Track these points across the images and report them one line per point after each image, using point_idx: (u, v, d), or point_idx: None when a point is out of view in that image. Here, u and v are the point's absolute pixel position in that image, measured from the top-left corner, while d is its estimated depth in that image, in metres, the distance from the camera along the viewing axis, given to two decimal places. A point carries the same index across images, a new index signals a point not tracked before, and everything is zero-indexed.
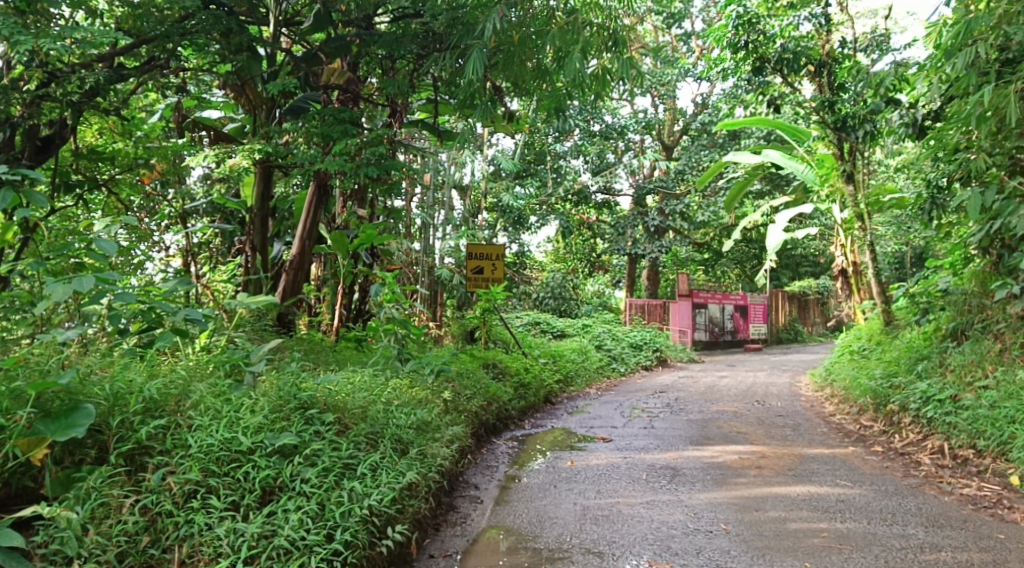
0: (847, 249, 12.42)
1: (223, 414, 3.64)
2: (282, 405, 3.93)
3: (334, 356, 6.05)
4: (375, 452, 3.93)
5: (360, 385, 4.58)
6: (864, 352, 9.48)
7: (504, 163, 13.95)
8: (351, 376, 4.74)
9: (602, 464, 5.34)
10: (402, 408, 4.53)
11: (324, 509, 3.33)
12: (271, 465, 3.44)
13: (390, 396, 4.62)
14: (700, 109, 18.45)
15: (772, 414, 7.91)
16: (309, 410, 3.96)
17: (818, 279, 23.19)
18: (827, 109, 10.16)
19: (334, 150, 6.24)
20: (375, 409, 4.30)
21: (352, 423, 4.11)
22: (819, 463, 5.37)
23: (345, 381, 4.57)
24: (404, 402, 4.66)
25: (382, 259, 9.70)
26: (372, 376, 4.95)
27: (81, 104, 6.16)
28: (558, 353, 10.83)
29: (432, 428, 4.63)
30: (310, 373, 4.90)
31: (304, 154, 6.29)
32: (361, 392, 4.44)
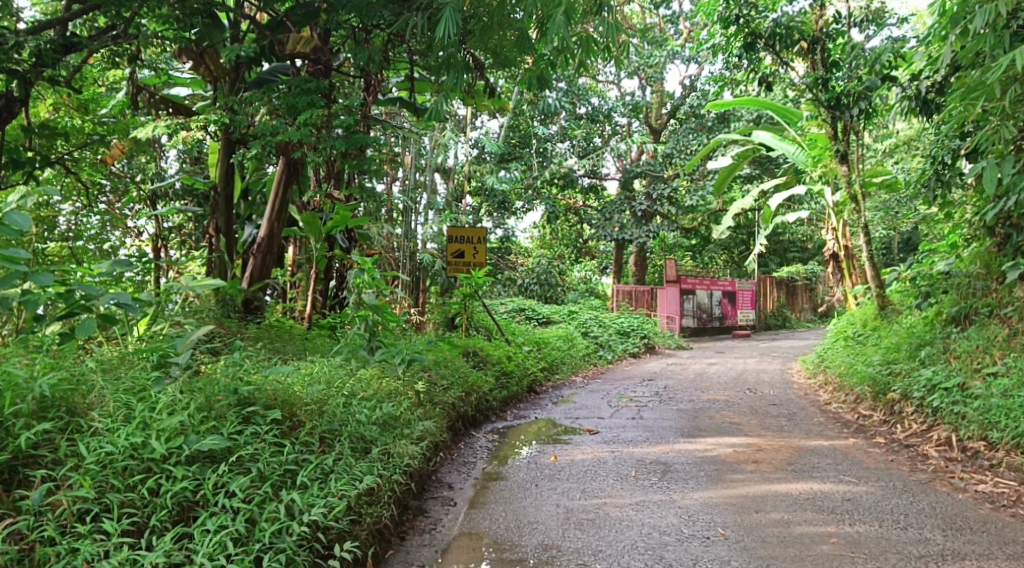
0: (840, 232, 12.10)
1: (136, 416, 3.26)
2: (216, 402, 3.54)
3: (300, 345, 5.65)
4: (328, 455, 3.55)
5: (317, 377, 4.20)
6: (859, 338, 9.16)
7: (488, 145, 13.56)
8: (310, 367, 4.35)
9: (588, 460, 4.97)
10: (366, 401, 4.15)
11: (252, 529, 2.96)
12: (190, 476, 3.07)
13: (352, 387, 4.24)
14: (689, 91, 18.09)
15: (766, 403, 7.58)
16: (249, 407, 3.57)
17: (806, 265, 22.95)
18: (820, 87, 9.76)
19: (299, 121, 5.74)
20: (333, 403, 3.91)
21: (304, 421, 3.73)
22: (819, 456, 5.02)
23: (298, 373, 4.18)
24: (368, 394, 4.28)
25: (361, 243, 9.25)
26: (335, 365, 4.56)
27: (26, 74, 5.63)
28: (543, 340, 10.45)
29: (400, 424, 4.25)
30: (262, 363, 4.50)
31: (264, 125, 5.81)
32: (318, 384, 4.05)
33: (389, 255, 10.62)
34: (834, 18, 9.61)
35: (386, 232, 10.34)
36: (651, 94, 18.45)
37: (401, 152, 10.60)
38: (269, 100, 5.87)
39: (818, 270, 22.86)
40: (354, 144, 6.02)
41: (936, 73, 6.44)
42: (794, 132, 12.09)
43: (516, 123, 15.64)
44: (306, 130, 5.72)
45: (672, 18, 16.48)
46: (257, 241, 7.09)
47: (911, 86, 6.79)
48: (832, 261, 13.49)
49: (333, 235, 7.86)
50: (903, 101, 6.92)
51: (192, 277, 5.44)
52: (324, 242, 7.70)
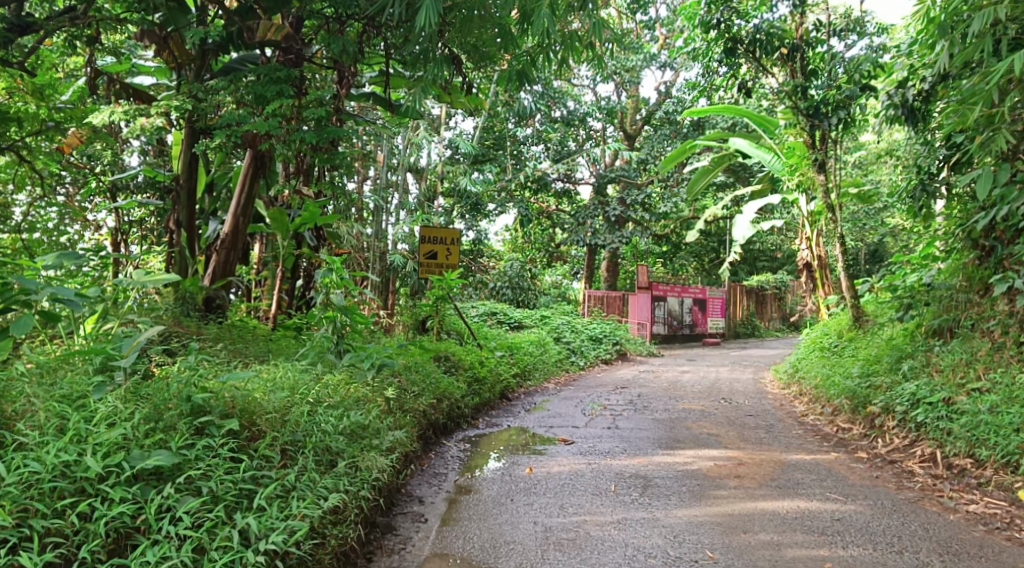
0: (813, 242, 12.08)
1: (70, 428, 3.01)
2: (165, 410, 3.26)
3: (263, 348, 5.36)
4: (290, 470, 3.29)
5: (280, 383, 3.92)
6: (835, 349, 9.08)
7: (463, 145, 13.32)
8: (272, 372, 4.07)
9: (564, 472, 4.76)
10: (332, 410, 3.89)
11: (199, 560, 2.74)
12: (130, 500, 2.82)
13: (318, 393, 3.98)
14: (664, 97, 18.02)
15: (742, 413, 7.44)
16: (203, 417, 3.29)
17: (775, 274, 23.04)
18: (799, 95, 9.63)
19: (267, 111, 5.47)
20: (297, 412, 3.64)
21: (265, 431, 3.46)
22: (803, 471, 4.87)
23: (259, 378, 3.90)
24: (335, 401, 4.02)
25: (331, 243, 8.94)
26: (300, 370, 4.29)
27: None
28: (515, 345, 10.22)
29: (369, 434, 3.99)
30: (220, 367, 4.21)
31: (230, 115, 5.50)
32: (280, 391, 3.78)
33: (359, 254, 10.32)
34: (815, 26, 9.51)
35: (356, 231, 10.06)
36: (626, 99, 18.35)
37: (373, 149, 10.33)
38: (236, 88, 5.57)
39: (787, 279, 22.97)
40: (327, 138, 5.75)
41: (924, 80, 6.31)
42: (771, 141, 12.03)
43: (491, 124, 15.39)
44: (275, 121, 5.44)
45: (649, 23, 16.39)
46: (221, 238, 6.77)
47: (896, 94, 6.68)
48: (805, 271, 13.47)
49: (301, 232, 7.56)
50: (887, 109, 6.80)
51: (146, 271, 5.11)
52: (291, 239, 7.39)
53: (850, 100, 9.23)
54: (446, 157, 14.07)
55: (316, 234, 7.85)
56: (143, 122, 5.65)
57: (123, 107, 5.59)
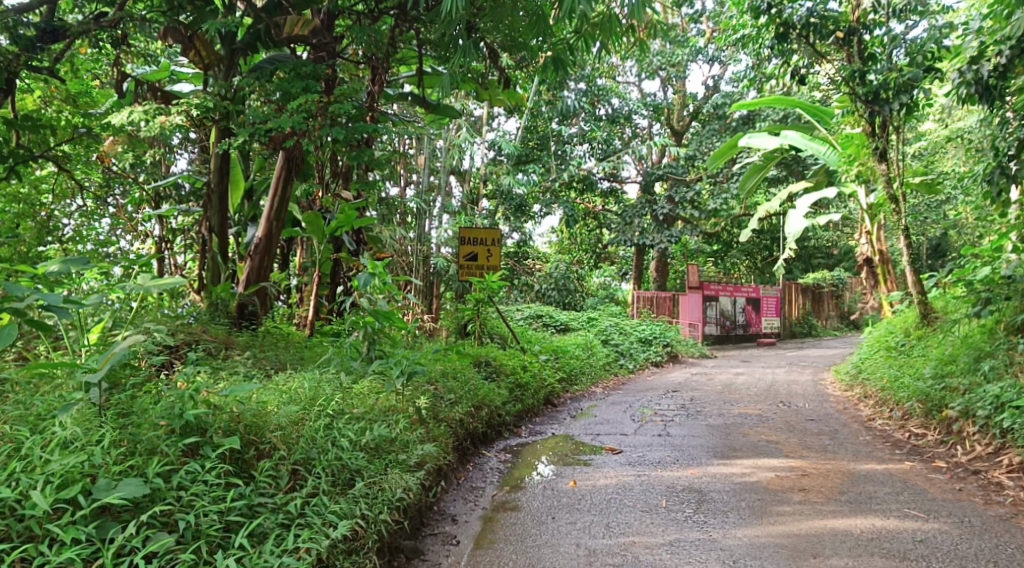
0: (874, 236, 11.44)
1: (28, 454, 2.79)
2: (148, 431, 3.04)
3: (294, 356, 5.15)
4: (296, 495, 3.07)
5: (295, 396, 3.72)
6: (902, 348, 8.51)
7: (506, 146, 13.04)
8: (288, 385, 3.85)
9: (611, 486, 4.41)
10: (354, 426, 3.65)
11: None
12: (83, 541, 2.57)
13: (338, 406, 3.76)
14: (711, 92, 17.46)
15: (802, 418, 6.97)
16: (193, 438, 3.07)
17: (832, 271, 22.18)
18: (857, 80, 9.00)
19: (291, 107, 5.25)
20: (308, 430, 3.42)
21: (269, 451, 3.24)
22: (875, 484, 4.43)
23: (271, 391, 3.69)
24: (356, 415, 3.80)
25: (372, 247, 8.73)
26: (323, 379, 4.07)
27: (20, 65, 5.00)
28: (561, 349, 9.87)
29: (395, 449, 3.75)
30: (235, 378, 4.02)
31: (253, 113, 5.29)
32: (291, 405, 3.56)
33: (402, 258, 10.12)
34: (872, 6, 8.92)
35: (398, 235, 9.86)
36: (673, 95, 17.85)
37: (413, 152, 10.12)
38: (261, 85, 5.37)
39: (844, 276, 22.10)
40: (356, 135, 5.51)
41: (1001, 53, 5.71)
42: (826, 131, 11.45)
43: (534, 124, 15.06)
44: (300, 117, 5.21)
45: (695, 17, 15.92)
46: (255, 244, 6.60)
47: (968, 71, 6.01)
48: (867, 266, 12.80)
49: (339, 236, 7.37)
50: (958, 88, 6.11)
51: (153, 276, 4.88)
52: (328, 242, 7.21)
53: (914, 83, 8.48)
54: (488, 159, 13.80)
55: (355, 238, 7.63)
56: (162, 119, 5.32)
57: (145, 106, 5.34)
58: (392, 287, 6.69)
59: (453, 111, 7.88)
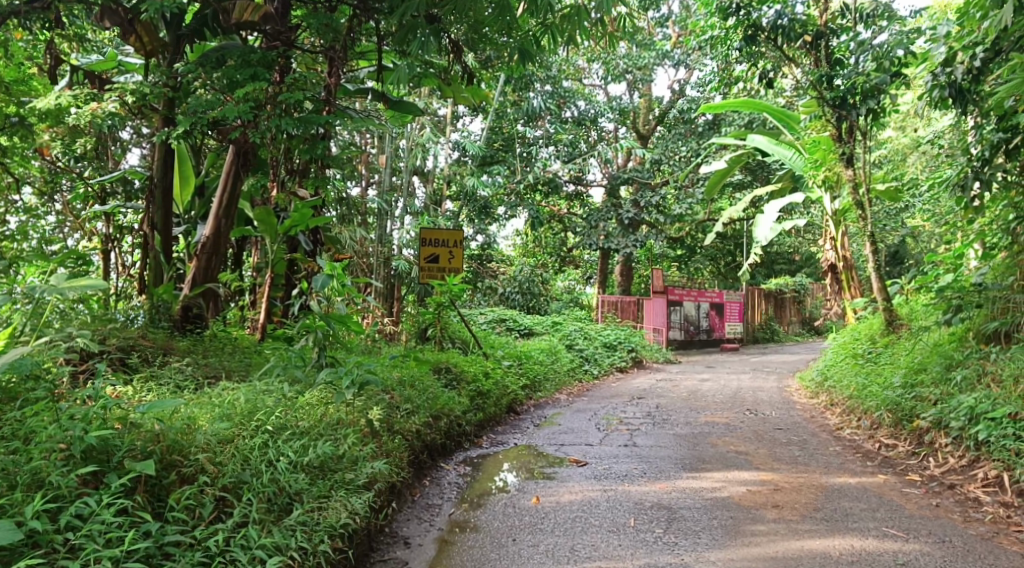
0: (838, 242, 11.41)
1: None
2: (39, 457, 2.77)
3: (238, 363, 4.81)
4: (217, 529, 2.79)
5: (229, 411, 3.46)
6: (868, 355, 8.42)
7: (470, 147, 12.75)
8: (222, 399, 3.59)
9: (576, 502, 4.16)
10: (294, 444, 3.37)
11: None
12: None
13: (277, 421, 3.50)
14: (677, 96, 17.38)
15: (770, 427, 6.81)
16: (92, 466, 2.81)
17: (794, 277, 22.31)
18: (824, 84, 8.86)
19: (237, 95, 4.89)
20: (234, 451, 3.15)
21: (186, 477, 2.97)
22: (850, 499, 4.26)
23: (199, 408, 3.43)
24: (299, 431, 3.52)
25: (330, 248, 8.37)
26: (263, 392, 3.80)
27: None
28: (524, 354, 9.59)
29: (341, 468, 3.47)
30: (164, 391, 3.73)
31: (195, 101, 4.91)
32: (220, 422, 3.31)
33: (362, 259, 9.77)
34: (841, 10, 8.83)
35: (358, 235, 9.52)
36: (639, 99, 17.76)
37: (374, 150, 9.79)
38: (206, 71, 5.03)
39: (806, 282, 22.24)
40: (307, 128, 5.20)
41: (975, 56, 5.59)
42: (792, 136, 11.39)
43: (499, 125, 14.80)
44: (246, 105, 4.87)
45: (662, 21, 15.86)
46: (201, 243, 6.25)
47: (942, 74, 5.93)
48: (831, 272, 12.79)
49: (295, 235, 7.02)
50: (931, 91, 6.03)
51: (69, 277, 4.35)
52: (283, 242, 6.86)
53: (881, 89, 8.39)
54: (452, 159, 13.48)
55: (312, 238, 7.29)
56: (94, 106, 4.98)
57: (74, 92, 5.02)
58: (352, 290, 6.45)
59: (415, 108, 7.60)
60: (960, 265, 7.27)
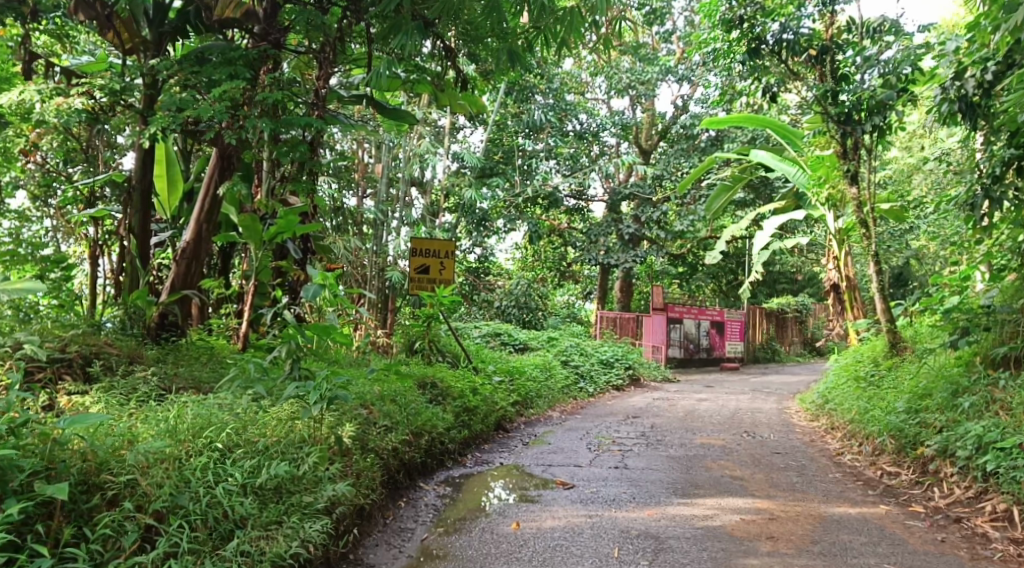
0: (841, 262, 11.18)
1: None
2: None
3: (207, 373, 4.58)
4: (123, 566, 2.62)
5: (174, 430, 3.30)
6: (871, 378, 8.17)
7: (469, 157, 12.56)
8: (172, 416, 3.41)
9: (558, 529, 3.92)
10: (241, 468, 3.20)
11: None
12: None
13: (226, 439, 3.36)
14: (680, 111, 17.21)
15: (768, 451, 6.56)
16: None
17: (795, 297, 22.05)
18: (829, 99, 8.65)
19: (214, 93, 4.69)
20: (167, 476, 2.98)
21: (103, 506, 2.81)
22: (850, 532, 4.01)
23: (139, 425, 3.28)
24: (250, 450, 3.39)
25: (320, 257, 8.16)
26: (215, 407, 3.64)
27: None
28: (517, 369, 9.35)
29: (293, 493, 3.30)
30: (115, 406, 3.55)
31: (170, 97, 4.69)
32: (155, 440, 3.16)
33: (355, 269, 9.55)
34: (847, 25, 8.64)
35: (350, 245, 9.30)
36: (642, 113, 17.59)
37: (369, 158, 9.57)
38: (183, 68, 4.84)
39: (807, 302, 21.99)
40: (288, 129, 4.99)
41: (987, 69, 5.38)
42: (796, 153, 11.18)
43: (499, 137, 14.60)
44: (223, 103, 4.68)
45: (666, 36, 15.73)
46: (182, 249, 6.07)
47: (952, 86, 5.71)
48: (833, 292, 12.54)
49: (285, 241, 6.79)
50: (941, 104, 5.81)
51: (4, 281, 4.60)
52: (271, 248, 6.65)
53: (887, 104, 8.19)
54: (451, 170, 13.27)
55: (302, 246, 7.04)
56: (59, 101, 4.72)
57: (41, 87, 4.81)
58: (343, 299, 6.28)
59: (408, 115, 7.42)
60: (966, 287, 7.05)
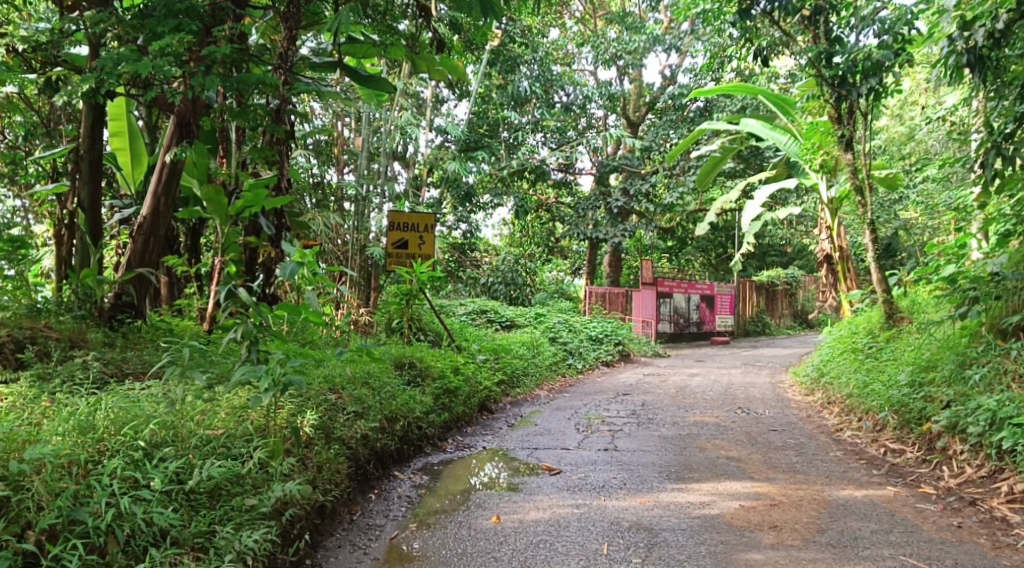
0: (834, 232, 10.84)
1: None
2: None
3: (154, 355, 4.25)
4: None
5: (87, 431, 2.98)
6: (869, 351, 7.88)
7: (452, 130, 12.10)
8: (88, 414, 3.09)
9: (542, 522, 3.60)
10: (157, 472, 2.88)
11: None
12: None
13: (148, 436, 3.07)
14: (669, 81, 16.77)
15: (764, 428, 6.26)
16: None
17: (786, 269, 21.75)
18: (822, 62, 8.18)
19: (153, 48, 4.23)
20: (63, 488, 2.67)
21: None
22: (858, 518, 3.71)
23: (47, 426, 2.97)
24: (178, 449, 3.08)
25: (297, 233, 7.70)
26: (144, 400, 3.34)
27: None
28: (502, 347, 9.00)
29: (227, 498, 3.00)
30: (33, 402, 3.23)
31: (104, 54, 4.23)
32: (58, 444, 2.84)
33: (335, 246, 9.07)
34: None
35: (326, 220, 8.87)
36: (629, 83, 17.11)
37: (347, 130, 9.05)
38: (121, 22, 4.39)
39: (798, 275, 21.72)
40: (236, 86, 4.55)
41: (999, 18, 4.96)
42: (788, 121, 10.82)
43: (483, 109, 14.09)
44: (164, 60, 4.24)
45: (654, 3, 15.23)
46: (139, 224, 5.62)
47: (960, 39, 5.28)
48: (827, 263, 12.22)
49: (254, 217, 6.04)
50: (948, 58, 5.38)
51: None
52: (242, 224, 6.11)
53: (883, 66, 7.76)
54: (434, 144, 12.81)
55: (276, 220, 6.23)
56: None
57: None
58: (325, 278, 5.94)
59: (385, 83, 6.98)
60: (965, 255, 6.74)
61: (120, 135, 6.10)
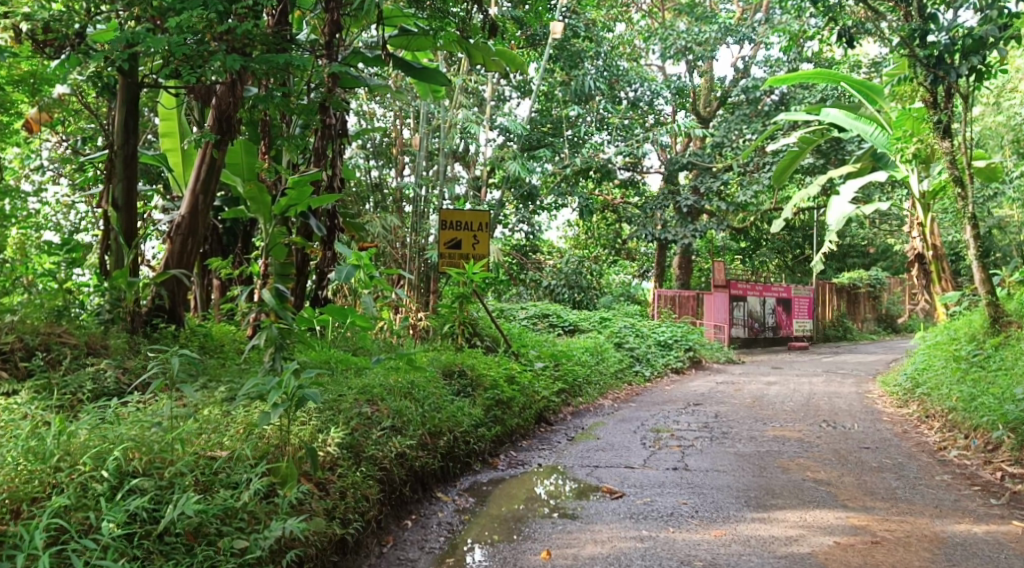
0: (926, 229, 9.93)
1: None
2: None
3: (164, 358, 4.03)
4: None
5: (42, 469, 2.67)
6: (973, 359, 7.04)
7: (513, 128, 11.66)
8: (47, 448, 2.78)
9: (600, 560, 3.09)
10: (114, 512, 2.51)
11: None
12: None
13: (116, 469, 2.74)
14: (742, 74, 15.95)
15: (856, 445, 5.58)
16: None
17: (869, 270, 20.48)
18: (914, 41, 7.19)
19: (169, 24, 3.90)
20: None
21: None
22: (982, 562, 3.09)
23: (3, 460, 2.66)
24: (154, 480, 2.74)
25: (352, 236, 7.40)
26: (124, 427, 3.04)
27: None
28: (563, 353, 8.49)
29: (204, 538, 2.61)
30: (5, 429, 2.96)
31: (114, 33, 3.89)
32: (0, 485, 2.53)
33: (394, 249, 8.76)
34: None
35: (380, 221, 8.55)
36: (699, 78, 16.34)
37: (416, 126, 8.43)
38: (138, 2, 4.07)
39: (882, 276, 20.43)
40: (262, 67, 4.18)
41: None
42: (875, 109, 9.97)
43: (546, 107, 13.62)
44: (181, 38, 3.89)
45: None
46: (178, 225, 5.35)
47: None
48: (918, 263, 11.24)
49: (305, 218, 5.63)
50: None
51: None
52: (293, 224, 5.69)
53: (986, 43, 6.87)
54: (495, 143, 12.38)
55: (328, 222, 5.80)
56: None
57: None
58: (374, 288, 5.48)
59: (440, 75, 6.52)
60: None
61: (171, 135, 5.96)
